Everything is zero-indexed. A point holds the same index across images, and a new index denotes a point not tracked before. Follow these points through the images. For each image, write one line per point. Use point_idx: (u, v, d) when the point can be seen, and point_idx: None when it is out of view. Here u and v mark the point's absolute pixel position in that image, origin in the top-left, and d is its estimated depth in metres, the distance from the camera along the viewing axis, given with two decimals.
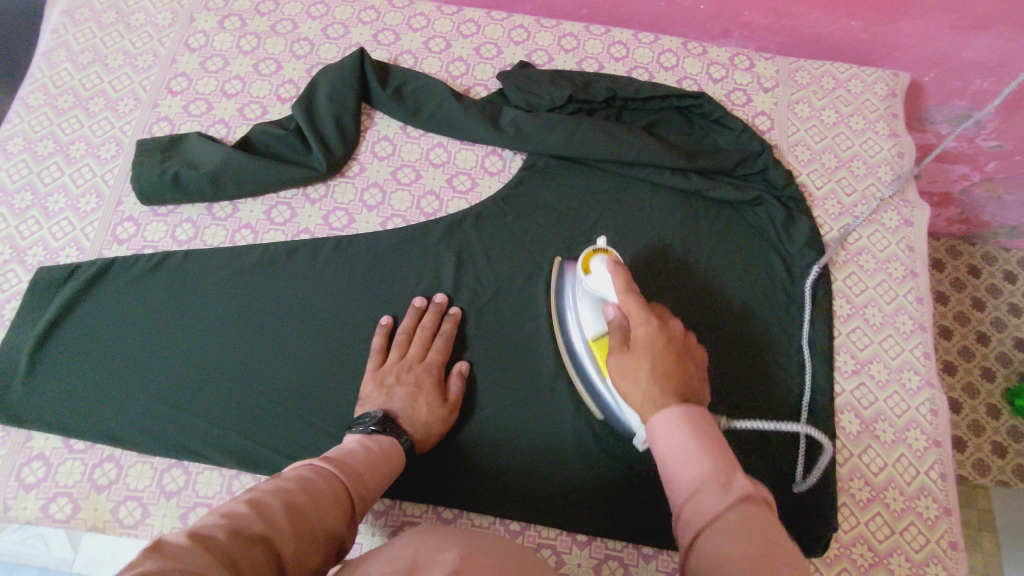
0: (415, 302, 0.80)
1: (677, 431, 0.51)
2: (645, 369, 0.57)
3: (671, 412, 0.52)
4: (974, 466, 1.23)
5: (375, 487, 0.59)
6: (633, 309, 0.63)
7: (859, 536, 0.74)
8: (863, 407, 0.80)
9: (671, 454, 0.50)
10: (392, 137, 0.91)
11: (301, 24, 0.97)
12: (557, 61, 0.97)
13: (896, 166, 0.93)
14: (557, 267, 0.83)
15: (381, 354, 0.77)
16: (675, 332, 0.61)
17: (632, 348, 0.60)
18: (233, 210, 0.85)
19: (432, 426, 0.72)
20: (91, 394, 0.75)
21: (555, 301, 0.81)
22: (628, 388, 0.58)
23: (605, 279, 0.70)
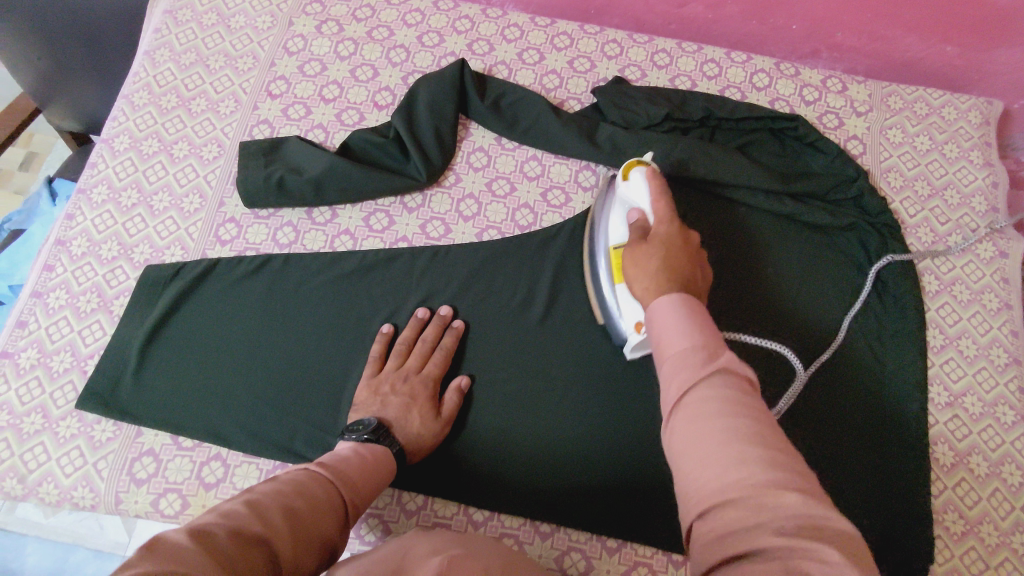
0: (417, 314, 0.81)
1: (671, 312, 0.51)
2: (654, 263, 0.63)
3: (673, 297, 0.52)
4: None
5: (364, 495, 0.60)
6: (662, 214, 0.69)
7: (953, 569, 0.74)
8: (957, 440, 0.80)
9: (663, 324, 0.51)
10: (486, 148, 0.91)
11: (397, 31, 0.97)
12: (650, 77, 0.97)
13: (991, 197, 0.93)
14: (607, 181, 0.85)
15: (378, 362, 0.78)
16: (689, 241, 0.66)
17: (649, 241, 0.66)
18: (332, 216, 0.86)
19: (425, 438, 0.73)
20: (197, 393, 0.77)
21: (597, 208, 0.82)
22: (636, 273, 0.64)
23: (642, 187, 0.72)
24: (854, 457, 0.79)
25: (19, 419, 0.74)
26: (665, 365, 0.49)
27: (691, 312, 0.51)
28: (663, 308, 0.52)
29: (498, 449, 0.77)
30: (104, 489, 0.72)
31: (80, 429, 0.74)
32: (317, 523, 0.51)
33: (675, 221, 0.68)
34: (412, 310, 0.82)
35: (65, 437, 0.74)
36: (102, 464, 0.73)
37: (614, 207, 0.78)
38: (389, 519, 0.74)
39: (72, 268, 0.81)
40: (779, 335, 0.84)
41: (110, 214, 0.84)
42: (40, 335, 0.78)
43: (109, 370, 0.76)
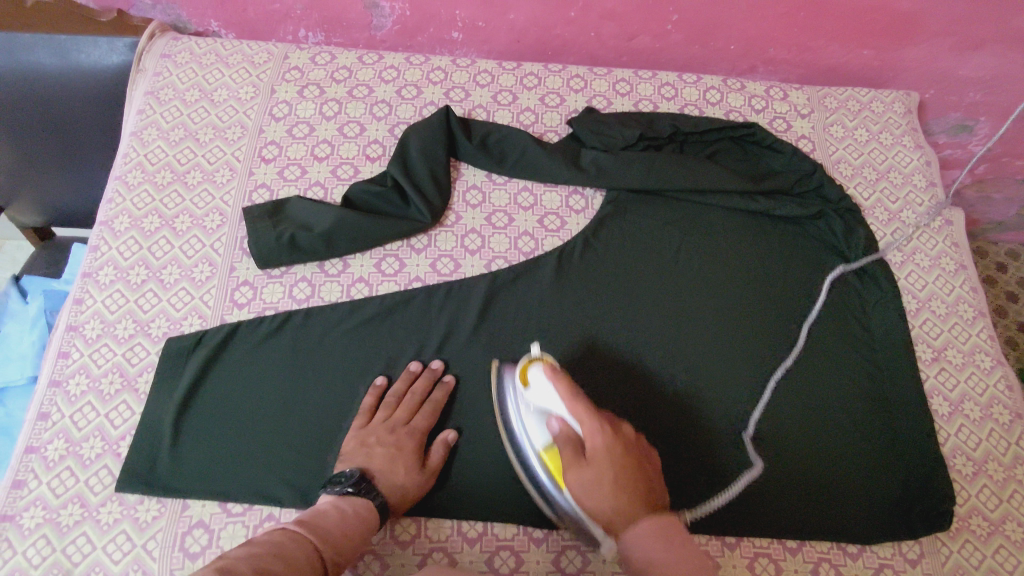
0: (410, 366, 0.82)
1: (647, 542, 0.57)
2: (608, 480, 0.62)
3: (642, 526, 0.58)
4: None
5: (350, 546, 0.63)
6: (584, 417, 0.66)
7: (974, 508, 0.81)
8: (949, 390, 0.88)
9: (646, 561, 0.57)
10: (480, 185, 0.97)
11: (376, 88, 1.03)
12: (615, 104, 1.06)
13: (928, 174, 1.05)
14: (498, 372, 0.80)
15: (367, 413, 0.78)
16: (628, 439, 0.67)
17: (588, 459, 0.64)
18: (344, 266, 0.88)
19: (409, 490, 0.73)
20: (237, 456, 0.76)
21: (501, 411, 0.78)
22: (592, 504, 0.63)
23: (546, 387, 0.71)
24: (866, 419, 0.86)
25: (56, 513, 0.71)
26: None
27: (666, 540, 0.58)
28: (646, 534, 0.58)
29: None
30: (157, 570, 0.69)
31: (123, 512, 0.72)
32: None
33: (600, 420, 0.66)
34: (439, 344, 0.85)
35: (108, 523, 0.71)
36: (152, 545, 0.70)
37: (524, 411, 0.74)
38: (453, 550, 0.74)
39: (89, 352, 0.80)
40: (778, 323, 0.91)
41: (120, 293, 0.84)
42: (66, 425, 0.76)
43: (144, 448, 0.75)
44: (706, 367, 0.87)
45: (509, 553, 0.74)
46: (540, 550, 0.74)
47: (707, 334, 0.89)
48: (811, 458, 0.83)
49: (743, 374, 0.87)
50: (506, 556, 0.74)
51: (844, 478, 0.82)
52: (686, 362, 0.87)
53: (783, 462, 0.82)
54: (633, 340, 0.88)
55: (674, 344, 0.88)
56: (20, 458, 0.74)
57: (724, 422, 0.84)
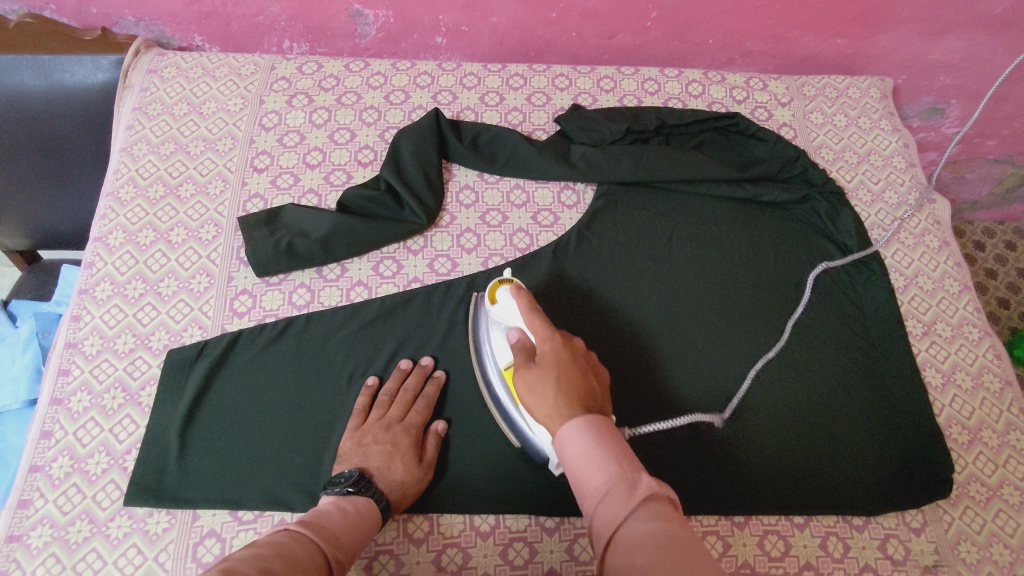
0: (402, 364, 0.82)
1: (581, 441, 0.57)
2: (549, 384, 0.62)
3: (575, 423, 0.58)
4: None
5: (351, 546, 0.62)
6: (539, 330, 0.69)
7: (972, 475, 0.82)
8: (941, 362, 0.90)
9: (578, 457, 0.56)
10: (472, 185, 0.98)
11: (364, 94, 1.04)
12: (601, 100, 1.07)
13: (907, 156, 1.08)
14: (475, 299, 0.86)
15: (361, 413, 0.78)
16: (576, 349, 0.68)
17: (536, 364, 0.65)
18: (342, 270, 0.89)
19: (409, 486, 0.73)
20: (247, 463, 0.75)
21: (475, 336, 0.83)
22: (534, 402, 0.63)
23: (511, 305, 0.75)
24: (863, 394, 0.87)
25: (64, 530, 0.70)
26: (590, 503, 0.54)
27: (596, 437, 0.57)
28: (576, 428, 0.58)
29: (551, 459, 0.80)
30: None
31: (133, 526, 0.71)
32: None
33: (556, 335, 0.68)
34: (441, 343, 0.85)
35: (118, 538, 0.70)
36: (164, 557, 0.70)
37: (493, 330, 0.79)
38: (466, 545, 0.74)
39: (89, 368, 0.79)
40: (772, 305, 0.93)
41: (118, 308, 0.83)
42: (70, 441, 0.75)
43: (151, 460, 0.75)
44: (705, 349, 0.89)
45: (523, 545, 0.75)
46: (551, 540, 0.75)
47: (703, 319, 0.91)
48: (812, 434, 0.84)
49: (741, 355, 0.89)
50: (520, 548, 0.75)
51: (846, 453, 0.83)
52: (685, 347, 0.89)
53: (785, 439, 0.84)
54: (631, 326, 0.89)
55: (672, 328, 0.90)
56: (24, 478, 0.73)
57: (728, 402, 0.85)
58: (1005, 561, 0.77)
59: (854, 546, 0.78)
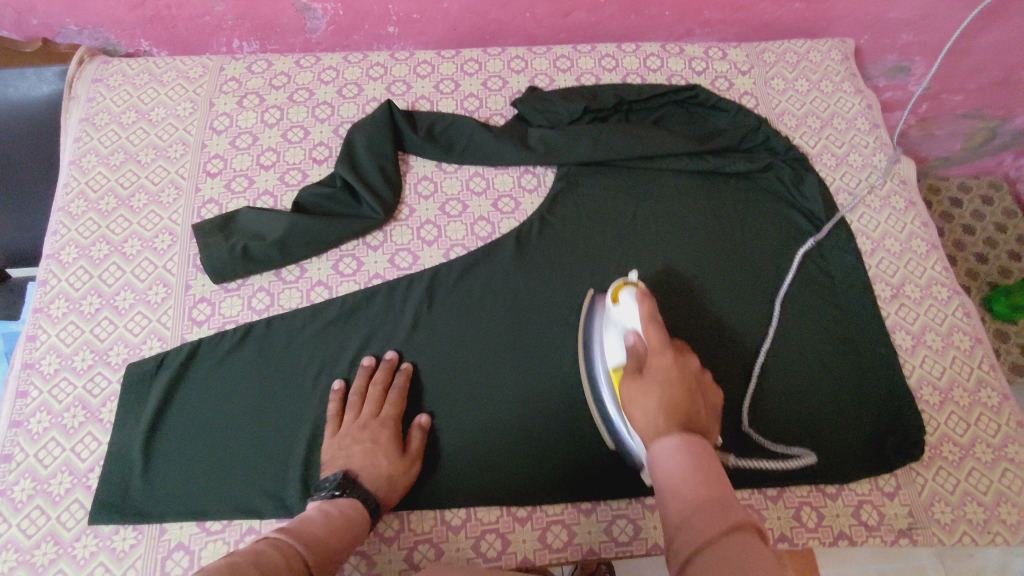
0: (364, 362, 0.81)
1: (675, 454, 0.57)
2: (654, 399, 0.61)
3: (672, 436, 0.58)
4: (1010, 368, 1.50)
5: (335, 548, 0.62)
6: (658, 338, 0.67)
7: (944, 436, 0.83)
8: (910, 324, 0.90)
9: (669, 472, 0.56)
10: (431, 175, 0.96)
11: (316, 90, 1.02)
12: (558, 81, 1.06)
13: (871, 117, 1.07)
14: (591, 298, 0.85)
15: (337, 416, 0.77)
16: (691, 369, 0.66)
17: (644, 375, 0.65)
18: (302, 271, 0.88)
19: (397, 480, 0.73)
20: (213, 473, 0.74)
21: (585, 340, 0.82)
22: (636, 413, 0.63)
23: (633, 310, 0.73)
24: (834, 362, 0.87)
25: (29, 554, 0.69)
26: (673, 520, 0.54)
27: (688, 458, 0.56)
28: (670, 448, 0.57)
29: (521, 449, 0.80)
30: None
31: (99, 545, 0.70)
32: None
33: (671, 347, 0.66)
34: (405, 338, 0.84)
35: (84, 558, 0.70)
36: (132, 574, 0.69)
37: (608, 331, 0.77)
38: (438, 540, 0.75)
39: (48, 388, 0.78)
40: (741, 277, 0.92)
41: (75, 325, 0.82)
42: (31, 464, 0.74)
43: (114, 478, 0.74)
44: (675, 328, 0.88)
45: (495, 536, 0.76)
46: (523, 530, 0.76)
47: (672, 296, 0.90)
48: (784, 405, 0.84)
49: (713, 330, 0.88)
50: (493, 539, 0.76)
51: (819, 425, 0.83)
52: None
53: (757, 413, 0.83)
54: None
55: None
56: None
57: None
58: (979, 519, 0.78)
59: (828, 515, 0.78)
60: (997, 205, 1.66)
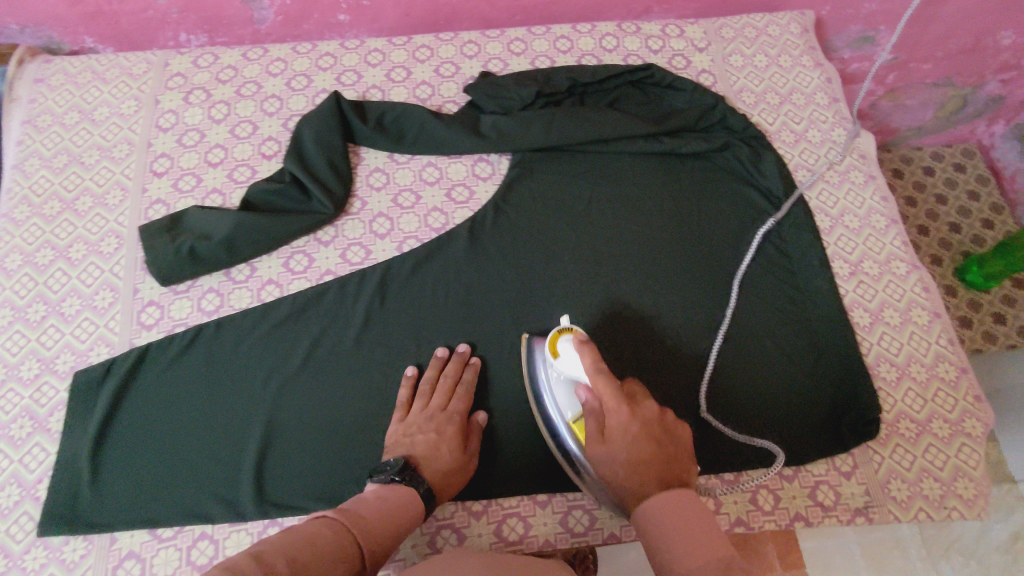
0: (438, 353, 0.82)
1: (664, 516, 0.58)
2: (626, 464, 0.62)
3: (657, 497, 0.60)
4: (984, 337, 1.50)
5: (386, 531, 0.62)
6: (607, 392, 0.66)
7: (901, 412, 0.83)
8: (868, 301, 0.89)
9: (663, 534, 0.58)
10: (383, 167, 0.95)
11: (264, 83, 1.00)
12: (512, 65, 1.04)
13: (830, 91, 1.05)
14: (526, 343, 0.81)
15: (406, 405, 0.79)
16: (648, 415, 0.66)
17: (609, 437, 0.64)
18: (251, 270, 0.86)
19: (456, 474, 0.73)
20: (165, 480, 0.75)
21: (531, 381, 0.79)
22: (612, 479, 0.63)
23: (577, 362, 0.72)
24: (792, 343, 0.86)
25: None
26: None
27: (678, 515, 0.58)
28: (657, 506, 0.59)
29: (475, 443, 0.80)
30: None
31: (49, 556, 0.70)
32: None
33: (623, 399, 0.66)
34: (358, 334, 0.83)
35: (34, 569, 0.69)
36: None
37: (555, 381, 0.75)
38: None
39: None
40: (697, 259, 0.91)
41: (21, 334, 0.81)
42: None
43: (63, 488, 0.73)
44: (630, 316, 0.88)
45: (450, 531, 0.76)
46: (478, 524, 0.76)
47: (628, 281, 0.90)
48: (740, 388, 0.84)
49: (668, 314, 0.88)
50: (448, 535, 0.76)
51: (775, 405, 0.83)
52: (610, 314, 0.88)
53: (712, 397, 0.83)
54: (555, 296, 0.88)
55: (597, 295, 0.89)
56: None
57: (652, 367, 0.85)
58: (935, 495, 0.79)
59: (785, 497, 0.78)
60: (970, 172, 1.66)
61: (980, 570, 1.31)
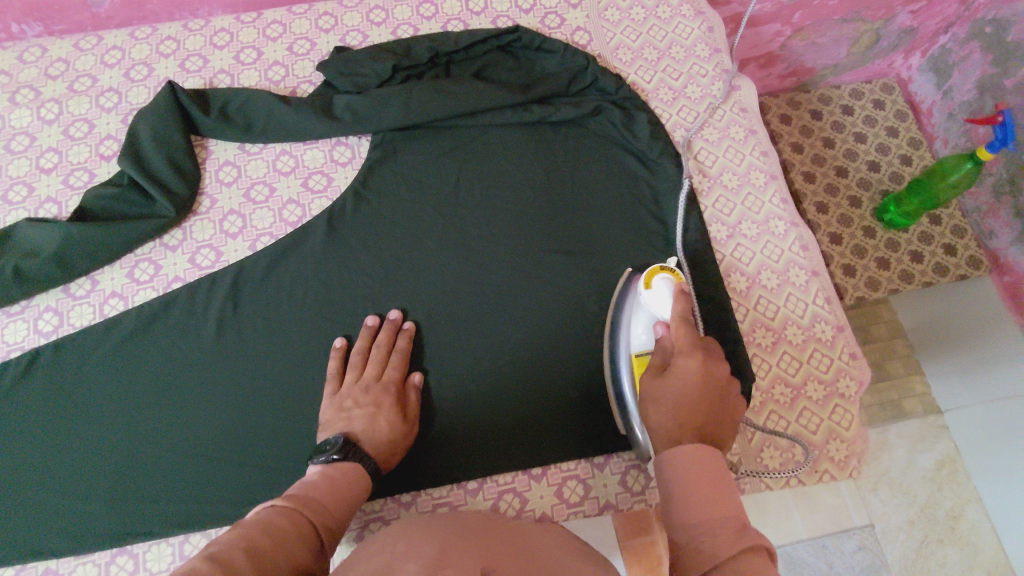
0: (368, 322, 0.80)
1: (689, 463, 0.55)
2: (668, 401, 0.61)
3: (688, 446, 0.56)
4: (901, 276, 1.40)
5: (339, 513, 0.58)
6: (685, 338, 0.65)
7: (776, 377, 0.82)
8: (745, 265, 0.87)
9: (681, 482, 0.54)
10: (233, 160, 0.89)
11: (99, 75, 0.92)
12: (372, 36, 0.97)
13: (711, 42, 1.00)
14: (626, 277, 0.82)
15: (337, 378, 0.76)
16: (718, 377, 0.62)
17: (668, 374, 0.63)
18: (92, 285, 0.82)
19: (396, 444, 0.71)
20: (7, 513, 0.72)
21: (615, 309, 0.79)
22: (653, 410, 0.62)
23: (669, 299, 0.71)
24: None
25: None
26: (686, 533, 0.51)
27: (701, 470, 0.54)
28: (688, 460, 0.55)
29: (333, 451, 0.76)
30: None
31: None
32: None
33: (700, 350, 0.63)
34: (212, 342, 0.79)
35: None
36: None
37: (635, 314, 0.75)
38: None
39: None
40: (570, 233, 0.87)
41: None
42: None
43: None
44: (502, 300, 0.83)
45: None
46: None
47: (497, 262, 0.85)
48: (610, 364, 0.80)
49: (541, 296, 0.83)
50: None
51: None
52: (478, 298, 0.83)
53: (586, 380, 0.80)
54: (420, 284, 0.83)
55: (464, 279, 0.84)
56: None
57: (517, 350, 0.81)
58: (807, 460, 0.78)
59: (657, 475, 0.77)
60: (889, 108, 1.51)
61: (906, 500, 1.27)
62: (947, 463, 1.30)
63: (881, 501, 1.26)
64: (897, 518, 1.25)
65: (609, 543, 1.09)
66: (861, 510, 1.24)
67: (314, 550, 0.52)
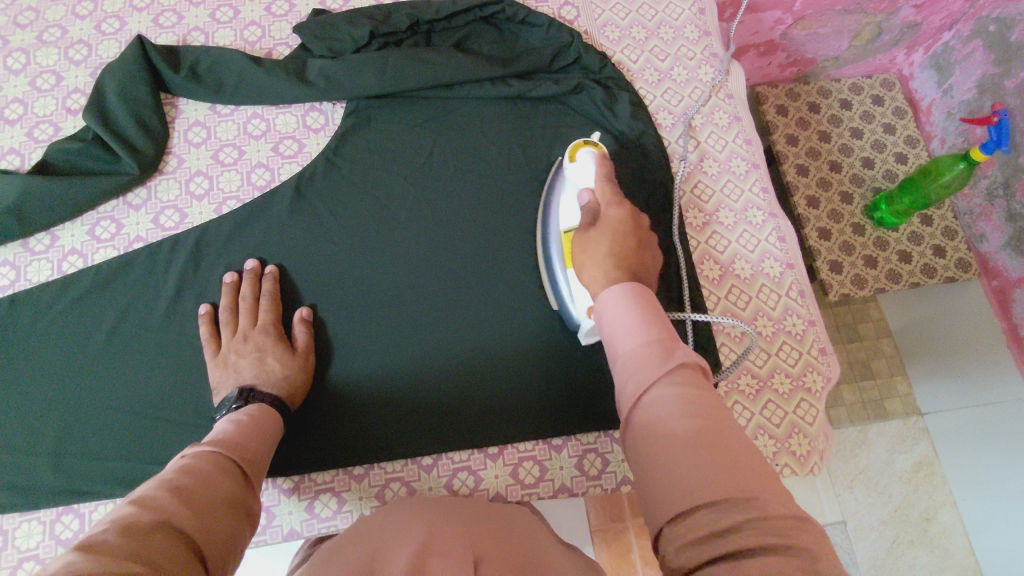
0: (226, 279, 0.78)
1: (623, 313, 0.51)
2: (603, 249, 0.59)
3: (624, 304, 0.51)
4: (888, 275, 1.26)
5: (260, 451, 0.59)
6: (611, 195, 0.65)
7: (743, 369, 0.80)
8: (720, 253, 0.85)
9: (619, 329, 0.51)
10: (203, 120, 0.87)
11: (70, 27, 0.90)
12: (353, 0, 0.94)
13: (701, 24, 0.97)
14: (552, 167, 0.84)
15: (213, 340, 0.75)
16: (639, 220, 0.63)
17: (596, 225, 0.62)
18: (52, 240, 0.81)
19: (294, 378, 0.72)
20: None
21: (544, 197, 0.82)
22: (587, 265, 0.59)
23: (589, 168, 0.70)
24: None
25: None
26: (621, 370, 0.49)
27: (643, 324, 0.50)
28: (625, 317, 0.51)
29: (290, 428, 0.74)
30: None
31: None
32: (239, 558, 0.48)
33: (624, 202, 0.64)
34: (171, 304, 0.78)
35: None
36: None
37: (562, 192, 0.75)
38: None
39: None
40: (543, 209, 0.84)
41: None
42: None
43: None
44: (468, 279, 0.81)
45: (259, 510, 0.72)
46: (290, 502, 0.73)
47: (467, 236, 0.83)
48: (573, 344, 0.79)
49: (506, 276, 0.81)
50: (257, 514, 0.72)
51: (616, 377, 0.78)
52: (443, 275, 0.81)
53: (548, 364, 0.78)
54: (387, 257, 0.81)
55: (431, 253, 0.82)
56: None
57: (481, 329, 0.79)
58: (768, 453, 0.77)
59: (614, 461, 0.76)
60: (888, 105, 1.38)
61: (881, 499, 1.26)
62: (924, 465, 1.28)
63: (856, 500, 1.26)
64: (870, 517, 1.25)
65: (583, 527, 1.09)
66: (834, 506, 1.25)
67: (242, 484, 0.53)
